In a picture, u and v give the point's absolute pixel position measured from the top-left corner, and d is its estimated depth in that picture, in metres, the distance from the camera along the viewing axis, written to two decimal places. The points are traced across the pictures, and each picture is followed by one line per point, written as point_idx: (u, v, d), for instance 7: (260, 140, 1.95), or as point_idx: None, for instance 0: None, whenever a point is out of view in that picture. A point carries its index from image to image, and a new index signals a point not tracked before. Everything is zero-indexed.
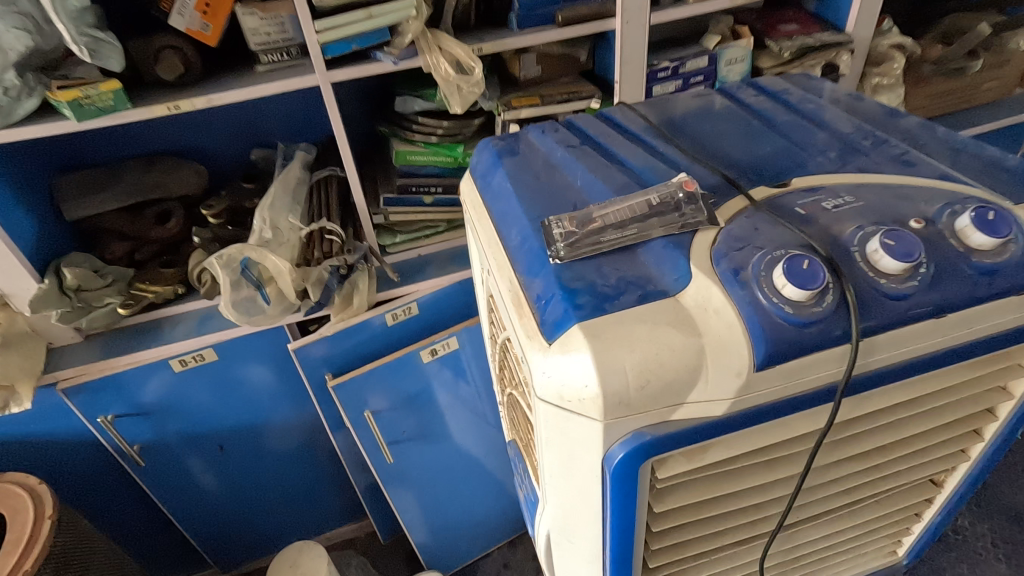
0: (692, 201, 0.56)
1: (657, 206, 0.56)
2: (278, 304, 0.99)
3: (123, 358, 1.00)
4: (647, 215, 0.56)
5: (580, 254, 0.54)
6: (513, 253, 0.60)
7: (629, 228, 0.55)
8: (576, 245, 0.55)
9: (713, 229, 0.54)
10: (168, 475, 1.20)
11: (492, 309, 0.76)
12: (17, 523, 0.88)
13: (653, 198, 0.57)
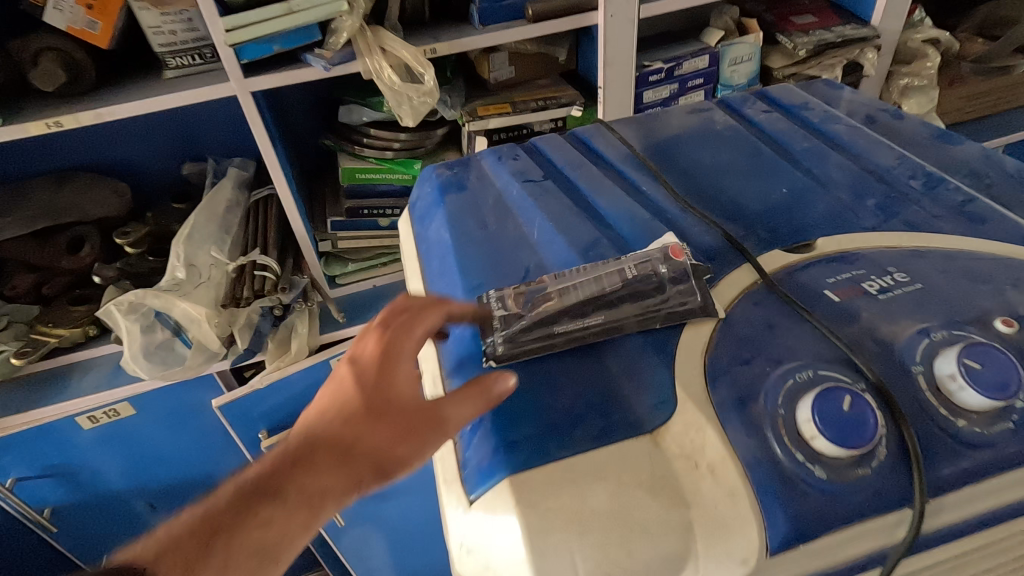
0: (681, 279, 0.40)
1: (634, 283, 0.41)
2: (198, 352, 0.84)
3: (18, 416, 0.85)
4: (620, 297, 0.41)
5: (523, 352, 0.39)
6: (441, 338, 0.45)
7: (595, 314, 0.40)
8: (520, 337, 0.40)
9: (709, 321, 0.38)
10: (93, 535, 1.06)
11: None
12: None
13: (628, 271, 0.41)
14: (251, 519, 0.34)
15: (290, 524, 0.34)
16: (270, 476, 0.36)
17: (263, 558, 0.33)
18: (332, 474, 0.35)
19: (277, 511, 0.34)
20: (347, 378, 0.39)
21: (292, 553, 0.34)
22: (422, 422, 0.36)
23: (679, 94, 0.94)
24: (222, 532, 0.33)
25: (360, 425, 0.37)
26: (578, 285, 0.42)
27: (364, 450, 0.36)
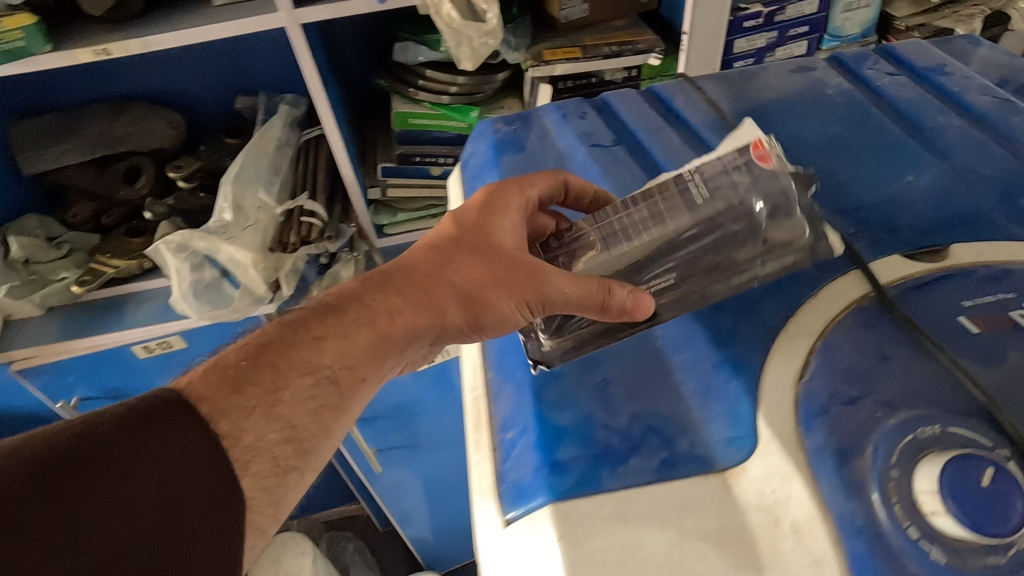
0: (765, 212, 0.34)
1: (711, 215, 0.35)
2: (244, 295, 0.83)
3: (76, 342, 0.88)
4: (698, 236, 0.35)
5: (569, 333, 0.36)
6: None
7: (669, 265, 0.35)
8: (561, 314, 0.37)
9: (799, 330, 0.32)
10: None
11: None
12: None
13: (700, 196, 0.35)
14: (309, 333, 0.37)
15: (353, 345, 0.37)
16: (332, 299, 0.39)
17: (317, 379, 0.36)
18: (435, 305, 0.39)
19: (334, 330, 0.37)
20: (443, 225, 0.41)
21: (347, 369, 0.37)
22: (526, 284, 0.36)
23: (776, 45, 0.82)
24: (278, 343, 0.36)
25: (457, 261, 0.39)
26: (628, 234, 0.35)
27: (448, 284, 0.38)
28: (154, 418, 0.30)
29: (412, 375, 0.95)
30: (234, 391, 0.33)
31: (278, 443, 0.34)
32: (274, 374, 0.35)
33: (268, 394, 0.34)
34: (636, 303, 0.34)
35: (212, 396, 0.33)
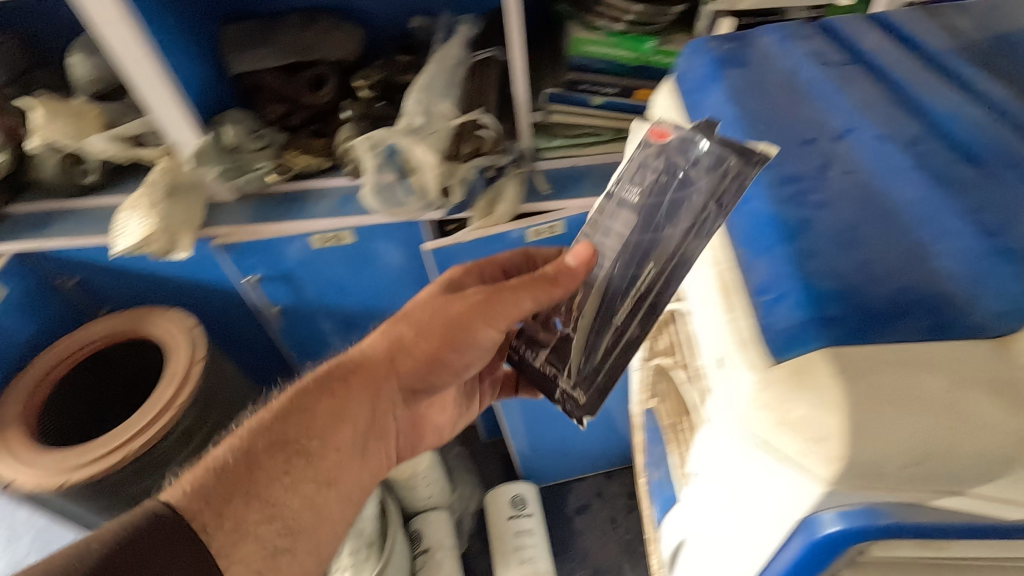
0: (703, 155, 0.46)
1: (651, 197, 0.49)
2: (417, 199, 0.91)
3: (268, 226, 1.01)
4: (666, 218, 0.47)
5: (607, 356, 0.53)
6: (542, 384, 0.59)
7: (649, 262, 0.48)
8: (579, 351, 0.55)
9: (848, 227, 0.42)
10: (302, 338, 1.23)
11: (477, 380, 0.82)
12: (174, 361, 0.99)
13: (652, 181, 0.49)
14: (285, 422, 0.56)
15: (317, 423, 0.57)
16: (298, 398, 0.58)
17: (296, 449, 0.55)
18: (382, 367, 0.63)
19: (299, 417, 0.57)
20: (377, 338, 0.64)
21: (324, 426, 0.58)
22: (485, 314, 0.59)
23: None
24: (261, 435, 0.55)
25: (398, 338, 0.63)
26: (607, 257, 0.52)
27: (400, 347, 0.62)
28: (156, 535, 0.46)
29: None
30: (242, 475, 0.52)
31: (278, 512, 0.53)
32: (250, 467, 0.53)
33: (260, 477, 0.53)
34: (576, 255, 0.53)
35: (215, 487, 0.50)
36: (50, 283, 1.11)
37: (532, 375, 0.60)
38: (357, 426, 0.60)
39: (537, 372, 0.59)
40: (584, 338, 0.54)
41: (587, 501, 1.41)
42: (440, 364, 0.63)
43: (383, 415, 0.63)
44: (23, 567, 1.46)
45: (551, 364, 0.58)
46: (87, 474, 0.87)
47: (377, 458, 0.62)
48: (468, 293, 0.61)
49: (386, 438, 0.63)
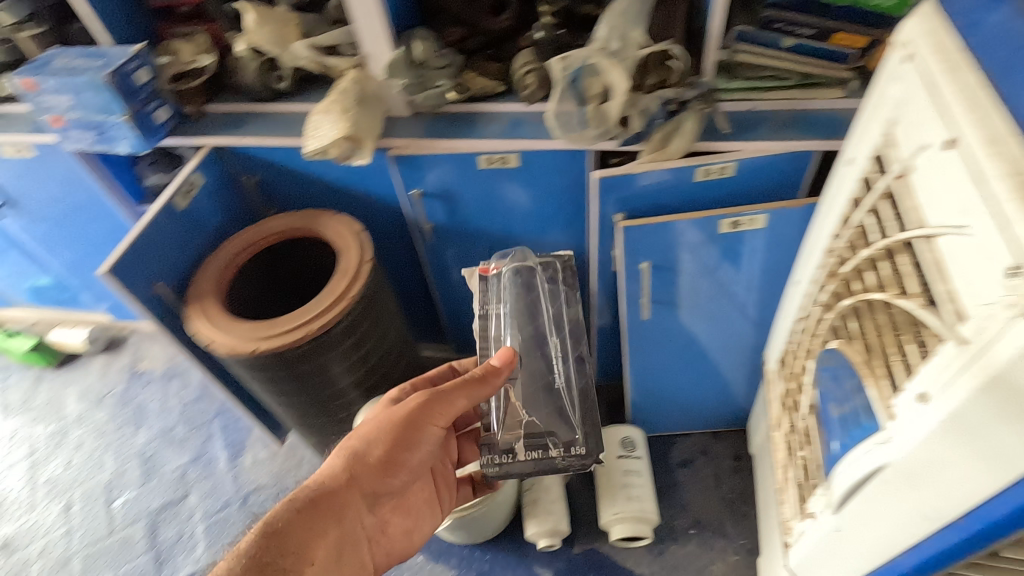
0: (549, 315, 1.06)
1: (534, 318, 1.02)
2: (597, 126, 0.94)
3: (441, 143, 1.06)
4: (566, 401, 0.97)
5: (567, 412, 0.96)
6: (541, 458, 0.92)
7: (552, 338, 1.03)
8: (550, 418, 0.94)
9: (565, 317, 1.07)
10: (444, 259, 1.29)
11: (432, 484, 0.99)
12: (346, 258, 1.07)
13: (536, 332, 1.01)
14: (276, 528, 0.77)
15: (299, 522, 0.79)
16: (285, 511, 0.79)
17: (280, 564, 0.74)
18: (356, 466, 0.85)
19: (285, 520, 0.78)
20: (339, 457, 0.86)
21: (306, 529, 0.78)
22: (427, 411, 0.88)
23: None
24: (254, 555, 0.73)
25: (355, 450, 0.86)
26: (512, 414, 0.94)
27: (360, 449, 0.86)
28: None
29: (707, 238, 1.04)
30: None
31: None
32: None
33: None
34: (501, 357, 0.90)
35: None
36: (236, 180, 1.23)
37: (521, 464, 0.91)
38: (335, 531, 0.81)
39: (512, 453, 0.92)
40: (544, 411, 0.95)
41: (691, 456, 1.43)
42: (398, 465, 0.87)
43: (358, 510, 0.84)
44: (174, 434, 1.66)
45: (538, 441, 0.93)
46: (273, 346, 0.97)
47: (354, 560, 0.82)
48: (409, 402, 0.89)
49: (355, 544, 0.83)
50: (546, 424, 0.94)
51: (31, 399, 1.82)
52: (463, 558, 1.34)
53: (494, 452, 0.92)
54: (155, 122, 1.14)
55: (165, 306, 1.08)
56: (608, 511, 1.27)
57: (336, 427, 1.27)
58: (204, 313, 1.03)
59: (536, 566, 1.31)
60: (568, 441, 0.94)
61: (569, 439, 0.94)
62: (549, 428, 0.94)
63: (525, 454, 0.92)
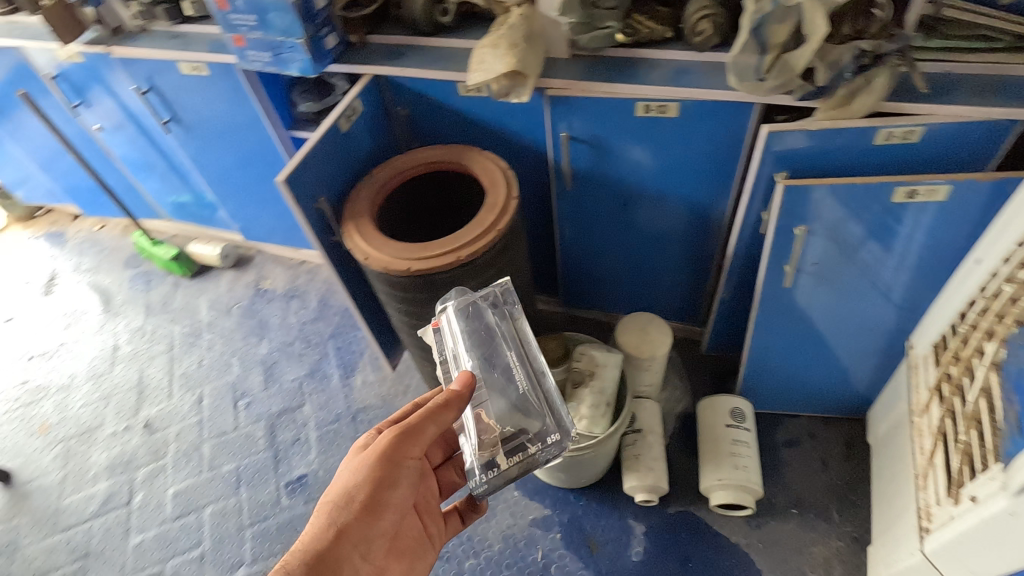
0: (500, 312, 0.95)
1: (480, 334, 0.91)
2: (777, 78, 0.90)
3: (601, 86, 1.06)
4: (531, 378, 0.88)
5: (534, 404, 0.85)
6: (524, 459, 0.82)
7: (509, 349, 0.90)
8: (520, 417, 0.84)
9: (519, 323, 0.95)
10: (576, 207, 1.32)
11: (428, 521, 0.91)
12: (494, 193, 1.11)
13: (491, 334, 0.92)
14: None
15: None
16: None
17: None
18: (341, 512, 0.79)
19: None
20: (324, 511, 0.79)
21: None
22: (404, 443, 0.83)
23: None
24: None
25: (339, 499, 0.80)
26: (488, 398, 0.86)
27: (346, 493, 0.80)
28: None
29: (874, 207, 1.00)
30: None
31: None
32: None
33: None
34: (459, 378, 0.84)
35: None
36: (387, 111, 1.29)
37: (506, 473, 0.81)
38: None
39: (486, 467, 0.81)
40: (512, 407, 0.84)
41: (798, 437, 1.40)
42: (381, 506, 0.82)
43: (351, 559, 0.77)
44: (293, 349, 1.79)
45: (516, 443, 0.82)
46: (425, 267, 1.03)
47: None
48: (381, 441, 0.84)
49: None
50: (514, 424, 0.83)
51: (170, 302, 2.02)
52: (558, 500, 1.39)
53: (472, 473, 0.81)
54: (325, 48, 1.20)
55: (323, 220, 1.16)
56: (712, 476, 1.27)
57: None
58: (361, 229, 1.09)
59: (630, 519, 1.34)
60: (544, 430, 0.83)
61: (542, 429, 0.83)
62: (523, 429, 0.83)
63: (506, 462, 0.82)
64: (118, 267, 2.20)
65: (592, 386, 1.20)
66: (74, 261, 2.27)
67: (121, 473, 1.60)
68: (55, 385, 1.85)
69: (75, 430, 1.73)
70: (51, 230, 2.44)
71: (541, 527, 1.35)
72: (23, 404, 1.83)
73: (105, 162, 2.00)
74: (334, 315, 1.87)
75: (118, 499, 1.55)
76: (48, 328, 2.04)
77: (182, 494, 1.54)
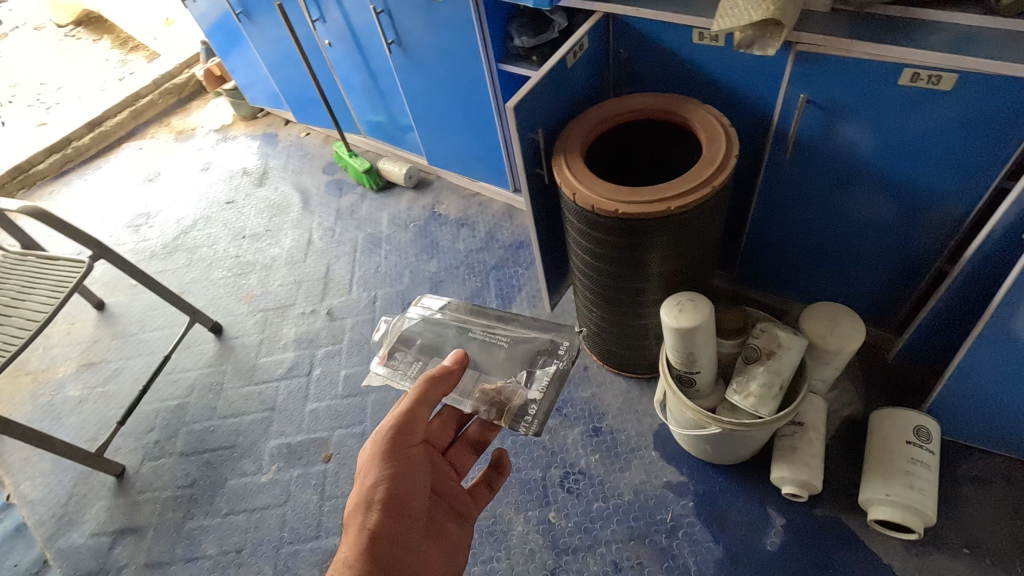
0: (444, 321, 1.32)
1: (448, 339, 1.27)
2: None
3: (863, 46, 0.96)
4: (516, 334, 1.26)
5: (528, 339, 1.24)
6: (555, 370, 1.17)
7: (479, 332, 1.28)
8: (525, 356, 1.21)
9: (467, 318, 1.31)
10: (787, 181, 1.24)
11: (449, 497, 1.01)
12: (713, 148, 1.08)
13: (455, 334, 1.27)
14: None
15: None
16: None
17: None
18: (368, 515, 0.85)
19: None
20: (353, 523, 0.85)
21: None
22: (404, 434, 0.92)
23: None
24: None
25: (362, 505, 0.86)
26: (494, 368, 1.20)
27: (368, 497, 0.86)
28: None
29: None
30: None
31: None
32: None
33: None
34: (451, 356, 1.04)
35: None
36: (609, 53, 1.29)
37: (548, 395, 1.14)
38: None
39: (528, 404, 1.13)
40: (514, 360, 1.21)
41: (986, 475, 1.25)
42: (401, 496, 0.88)
43: (397, 551, 0.84)
44: (458, 272, 1.92)
45: (538, 373, 1.17)
46: (631, 211, 1.04)
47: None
48: (380, 438, 0.92)
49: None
50: (525, 363, 1.20)
51: (356, 211, 2.24)
52: (696, 471, 1.38)
53: (522, 417, 1.10)
54: None
55: (533, 150, 1.21)
56: (879, 490, 1.17)
57: (622, 313, 1.32)
58: (571, 163, 1.12)
59: (770, 508, 1.30)
60: (554, 348, 1.21)
61: (549, 349, 1.21)
62: (535, 361, 1.20)
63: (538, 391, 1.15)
64: (317, 172, 2.47)
65: (768, 365, 1.16)
66: (282, 162, 2.59)
67: (305, 347, 1.86)
68: (260, 264, 2.16)
69: (273, 305, 2.01)
70: (267, 131, 2.79)
71: (674, 491, 1.36)
72: (235, 275, 2.15)
73: (325, 76, 2.23)
74: (499, 249, 1.96)
75: (300, 369, 1.81)
76: (258, 215, 2.36)
77: (352, 377, 1.74)
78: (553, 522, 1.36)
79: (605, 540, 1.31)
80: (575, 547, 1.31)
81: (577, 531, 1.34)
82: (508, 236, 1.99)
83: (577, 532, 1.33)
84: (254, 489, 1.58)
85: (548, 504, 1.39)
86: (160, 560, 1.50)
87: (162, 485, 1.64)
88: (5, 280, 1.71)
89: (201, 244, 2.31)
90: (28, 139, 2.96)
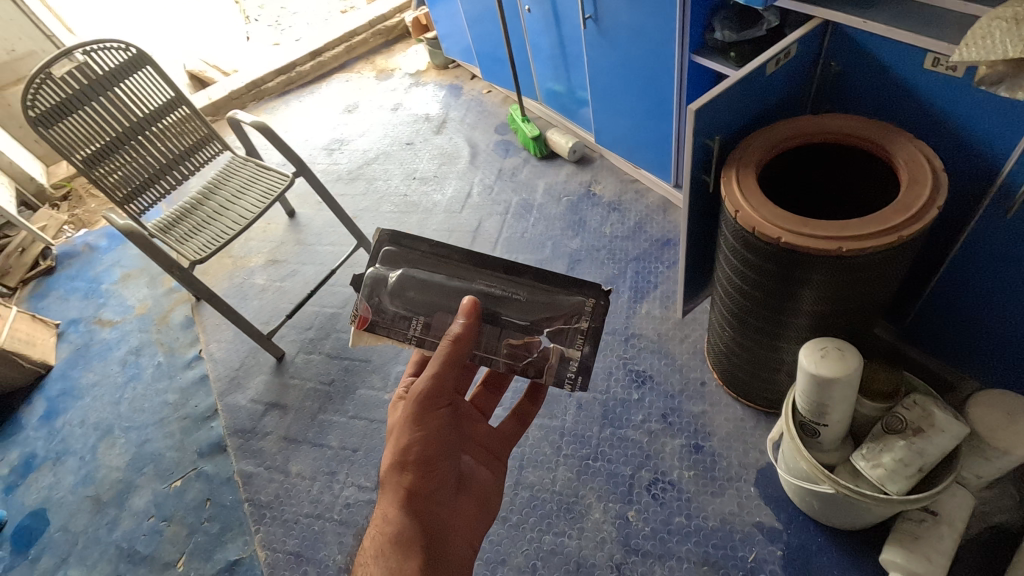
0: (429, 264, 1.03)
1: (439, 288, 1.00)
2: None
3: None
4: (529, 286, 1.00)
5: (549, 293, 0.99)
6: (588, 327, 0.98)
7: (479, 283, 1.00)
8: (546, 311, 0.99)
9: (461, 262, 1.02)
10: (1002, 242, 1.07)
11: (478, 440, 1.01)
12: (913, 193, 0.96)
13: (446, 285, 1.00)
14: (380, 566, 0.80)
15: (393, 548, 0.81)
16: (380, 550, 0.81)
17: None
18: (402, 477, 0.85)
19: (385, 556, 0.80)
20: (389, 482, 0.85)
21: (398, 548, 0.81)
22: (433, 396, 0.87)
23: None
24: None
25: (396, 467, 0.85)
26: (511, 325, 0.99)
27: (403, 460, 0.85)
28: None
29: None
30: None
31: None
32: None
33: None
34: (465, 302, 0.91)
35: None
36: (819, 65, 1.18)
37: (587, 356, 0.99)
38: (422, 540, 0.82)
39: (565, 361, 0.99)
40: (533, 313, 0.99)
41: None
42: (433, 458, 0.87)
43: (433, 507, 0.86)
44: (598, 255, 1.94)
45: (568, 329, 0.99)
46: (794, 242, 0.97)
47: (455, 549, 0.85)
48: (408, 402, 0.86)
49: (444, 536, 0.85)
50: (550, 322, 0.99)
51: (517, 174, 2.33)
52: (794, 521, 1.30)
53: (564, 376, 0.99)
54: None
55: (705, 156, 1.17)
56: None
57: (757, 341, 1.26)
58: (741, 178, 1.07)
59: None
60: (584, 308, 0.99)
61: (576, 311, 0.99)
62: (565, 321, 0.99)
63: (573, 352, 0.99)
64: (490, 130, 2.60)
65: (910, 443, 1.03)
66: (461, 114, 2.75)
67: None
68: (423, 206, 2.35)
69: None
70: (454, 82, 2.97)
71: (765, 534, 1.30)
72: (400, 211, 2.38)
73: (517, 39, 2.30)
74: (644, 242, 1.93)
75: None
76: (429, 160, 2.56)
77: None
78: (630, 521, 1.38)
79: (678, 555, 1.31)
80: (646, 551, 1.33)
81: (652, 536, 1.34)
82: (657, 230, 1.96)
83: (652, 538, 1.34)
84: (377, 403, 1.80)
85: (630, 502, 1.40)
86: (295, 437, 1.79)
87: (308, 376, 1.93)
88: (230, 179, 2.07)
89: (378, 177, 2.57)
90: (264, 58, 3.47)
